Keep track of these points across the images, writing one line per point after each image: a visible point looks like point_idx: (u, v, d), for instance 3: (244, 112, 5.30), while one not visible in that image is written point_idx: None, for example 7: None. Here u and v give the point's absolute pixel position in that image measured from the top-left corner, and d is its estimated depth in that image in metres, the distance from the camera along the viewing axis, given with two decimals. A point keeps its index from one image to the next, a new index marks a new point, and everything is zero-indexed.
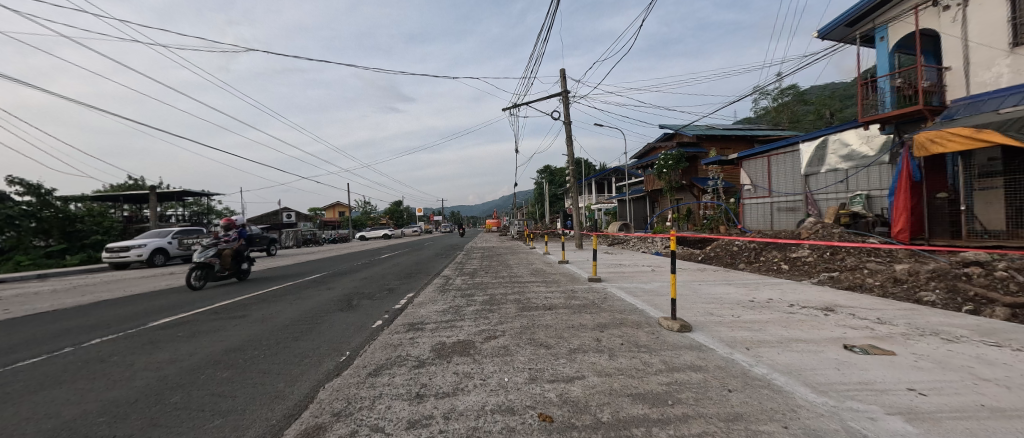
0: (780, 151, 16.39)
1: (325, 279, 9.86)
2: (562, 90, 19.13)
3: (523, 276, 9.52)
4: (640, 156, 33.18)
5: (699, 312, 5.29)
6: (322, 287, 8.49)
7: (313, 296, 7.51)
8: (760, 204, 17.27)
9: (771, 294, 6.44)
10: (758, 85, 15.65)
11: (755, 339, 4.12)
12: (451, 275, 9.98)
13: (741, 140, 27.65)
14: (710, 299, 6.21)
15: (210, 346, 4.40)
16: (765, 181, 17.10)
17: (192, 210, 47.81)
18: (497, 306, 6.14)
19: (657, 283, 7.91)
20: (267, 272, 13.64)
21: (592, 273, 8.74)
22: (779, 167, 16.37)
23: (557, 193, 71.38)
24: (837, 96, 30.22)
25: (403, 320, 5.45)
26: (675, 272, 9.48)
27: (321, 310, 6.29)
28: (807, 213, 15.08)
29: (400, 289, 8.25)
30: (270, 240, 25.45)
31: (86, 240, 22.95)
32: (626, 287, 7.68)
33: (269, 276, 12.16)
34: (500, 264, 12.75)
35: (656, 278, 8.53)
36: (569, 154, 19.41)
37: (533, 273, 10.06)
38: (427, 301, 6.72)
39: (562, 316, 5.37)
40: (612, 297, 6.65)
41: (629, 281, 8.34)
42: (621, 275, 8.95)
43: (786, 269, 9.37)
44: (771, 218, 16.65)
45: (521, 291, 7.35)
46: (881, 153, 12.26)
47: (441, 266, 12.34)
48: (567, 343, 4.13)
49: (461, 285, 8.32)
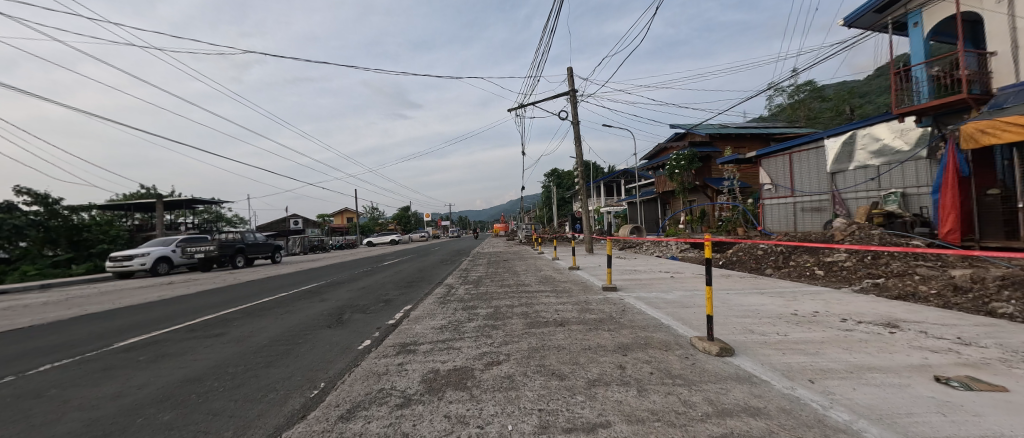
0: (802, 148, 15.48)
1: (321, 290, 9.27)
2: (569, 89, 18.50)
3: (531, 284, 8.82)
4: (650, 157, 32.28)
5: (737, 330, 4.51)
6: (316, 299, 7.90)
7: (303, 309, 6.90)
8: (782, 204, 16.33)
9: (814, 306, 5.63)
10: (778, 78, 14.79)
11: (817, 367, 3.34)
12: (454, 284, 9.34)
13: (756, 138, 26.62)
14: (745, 312, 5.43)
15: (168, 374, 3.78)
16: (786, 180, 16.17)
17: (202, 218, 48.23)
18: (502, 322, 5.44)
19: (680, 292, 7.14)
20: (267, 281, 13.15)
21: (605, 281, 8.01)
22: (802, 165, 15.44)
23: (565, 196, 70.60)
24: (857, 91, 29.04)
25: (395, 341, 4.77)
26: (697, 279, 8.68)
27: (307, 326, 5.67)
28: (835, 213, 14.08)
29: (398, 300, 7.60)
30: (275, 247, 25.11)
31: (93, 249, 22.90)
32: (645, 296, 6.92)
33: (266, 286, 11.65)
34: (507, 270, 12.05)
35: (677, 286, 7.75)
36: (578, 155, 18.72)
37: (542, 280, 9.36)
38: (425, 315, 6.06)
39: (576, 334, 4.64)
40: (631, 309, 5.90)
41: (648, 289, 7.59)
42: (638, 283, 8.19)
43: (821, 275, 8.51)
44: (794, 219, 15.67)
45: (528, 303, 6.66)
46: (917, 146, 11.54)
47: (444, 274, 11.66)
48: (584, 372, 3.41)
49: (463, 296, 7.64)
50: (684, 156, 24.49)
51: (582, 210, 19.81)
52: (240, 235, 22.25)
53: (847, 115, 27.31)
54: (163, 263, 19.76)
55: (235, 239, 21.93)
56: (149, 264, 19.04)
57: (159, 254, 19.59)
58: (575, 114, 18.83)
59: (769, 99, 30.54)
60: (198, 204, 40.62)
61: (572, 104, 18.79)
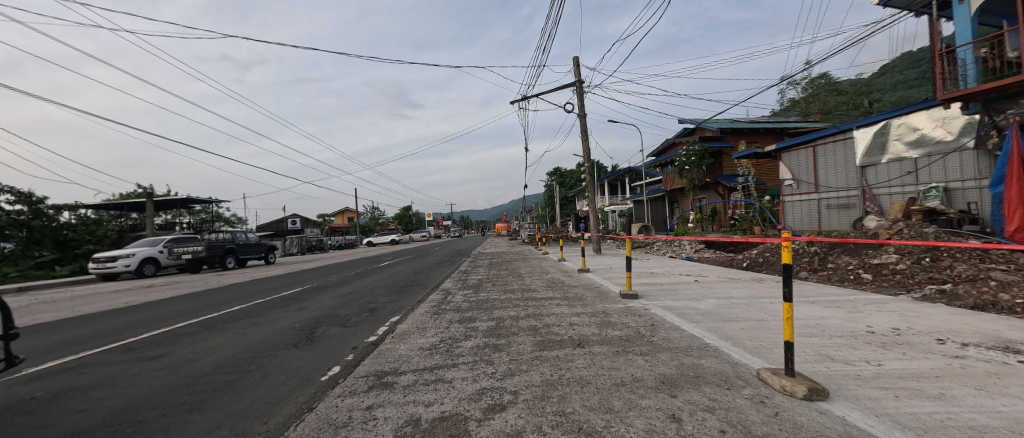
0: (827, 140, 14.35)
1: (303, 295, 8.22)
2: (576, 79, 17.45)
3: (537, 290, 7.84)
4: (658, 154, 31.12)
5: (812, 357, 3.47)
6: (292, 308, 6.85)
7: (274, 321, 5.86)
8: (805, 201, 15.24)
9: (889, 320, 4.60)
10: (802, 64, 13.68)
11: (966, 425, 2.29)
12: (451, 289, 8.38)
13: (770, 133, 25.46)
14: (807, 329, 4.38)
15: (49, 424, 2.75)
16: (808, 176, 15.10)
17: (200, 218, 47.51)
18: (507, 340, 4.41)
19: (713, 300, 6.14)
20: (253, 284, 12.17)
21: (624, 288, 6.96)
22: (827, 158, 14.35)
23: (568, 195, 69.61)
24: (874, 85, 27.92)
25: (369, 369, 3.70)
26: (724, 283, 7.68)
27: (270, 344, 4.64)
28: (865, 210, 13.01)
29: (385, 309, 6.59)
30: (269, 247, 24.16)
31: (79, 250, 22.01)
32: (675, 305, 5.92)
33: (251, 289, 10.68)
34: (510, 273, 11.05)
35: (708, 293, 6.70)
36: (585, 150, 17.65)
37: (550, 285, 8.39)
38: (413, 331, 5.02)
39: (601, 361, 3.61)
40: (663, 324, 4.86)
41: (674, 296, 6.59)
42: (660, 289, 7.21)
43: (870, 280, 7.42)
44: (819, 217, 14.60)
45: (537, 313, 5.66)
46: (963, 135, 10.46)
47: (441, 277, 10.62)
48: (624, 429, 2.37)
49: (461, 305, 6.63)
50: (695, 152, 23.46)
51: (589, 208, 18.75)
52: (231, 235, 21.23)
53: (865, 109, 26.16)
54: (149, 265, 18.96)
55: (226, 240, 20.90)
56: (135, 265, 18.19)
57: (145, 255, 18.73)
58: (582, 106, 17.80)
59: (781, 93, 29.46)
60: (194, 203, 39.76)
61: (578, 96, 17.74)
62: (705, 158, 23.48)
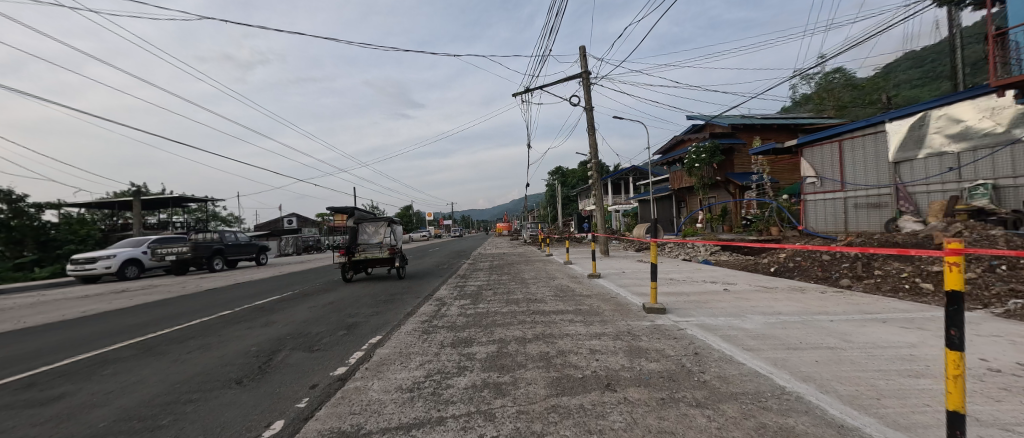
0: (855, 134, 13.25)
1: (278, 306, 7.16)
2: (583, 70, 16.38)
3: (546, 301, 6.80)
4: (665, 151, 29.99)
5: (950, 417, 2.44)
6: (257, 323, 5.80)
7: (228, 343, 4.79)
8: (828, 200, 14.18)
9: (1004, 350, 3.59)
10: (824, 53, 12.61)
11: None
12: (447, 299, 7.37)
13: (784, 129, 24.33)
14: (915, 366, 3.30)
15: None
16: (833, 173, 14.01)
17: (195, 218, 46.57)
18: (513, 378, 3.36)
19: (759, 317, 5.09)
20: (236, 288, 11.14)
21: (647, 300, 5.90)
22: (855, 154, 13.25)
23: (570, 195, 68.66)
24: (892, 79, 26.77)
25: (321, 430, 2.62)
26: (761, 294, 6.64)
27: (207, 380, 3.58)
28: (898, 210, 11.95)
29: (365, 325, 5.58)
30: (261, 248, 23.13)
31: (61, 250, 20.95)
32: (715, 323, 4.87)
33: (233, 295, 9.64)
34: (514, 278, 10.04)
35: (748, 307, 5.68)
36: (592, 146, 16.57)
37: (558, 294, 7.35)
38: (394, 362, 3.92)
39: (645, 418, 2.56)
40: (709, 352, 3.80)
41: (711, 310, 5.54)
42: (690, 301, 6.16)
43: (932, 292, 6.32)
44: (844, 218, 13.53)
45: (548, 334, 4.62)
46: (1015, 127, 9.36)
47: (436, 283, 9.56)
48: None
49: (455, 321, 5.60)
50: (705, 149, 22.43)
51: (596, 206, 17.65)
52: (219, 235, 20.14)
53: (884, 105, 24.98)
54: (131, 267, 17.95)
55: (214, 239, 19.85)
56: (116, 267, 17.21)
57: (127, 257, 17.73)
58: (589, 99, 16.74)
59: (794, 88, 28.37)
60: (189, 203, 38.80)
61: (585, 89, 16.69)
62: (716, 155, 22.47)
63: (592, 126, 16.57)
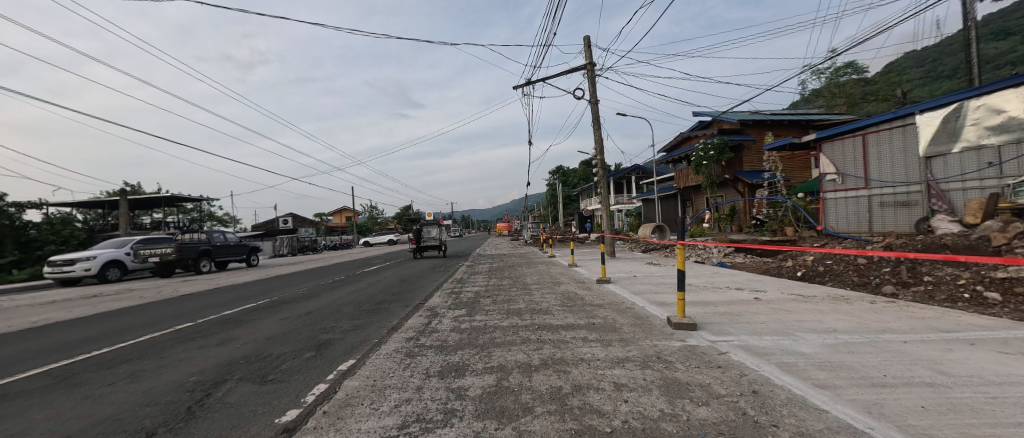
0: (881, 127, 12.32)
1: (246, 318, 6.25)
2: (587, 61, 15.46)
3: (552, 312, 5.91)
4: (670, 149, 29.08)
5: None
6: (214, 340, 4.90)
7: (166, 370, 3.88)
8: (849, 198, 13.29)
9: None
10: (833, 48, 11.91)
11: None
12: (439, 309, 6.50)
13: (795, 125, 23.42)
14: None
15: None
16: (856, 169, 13.08)
17: (189, 218, 45.66)
18: (517, 434, 2.43)
19: (814, 337, 4.19)
20: (213, 293, 10.28)
21: (673, 314, 5.02)
22: (881, 148, 12.33)
23: (571, 195, 67.82)
24: (907, 73, 25.76)
25: None
26: (800, 305, 5.75)
27: (110, 432, 2.67)
28: (930, 209, 11.05)
29: (340, 344, 4.67)
30: (252, 248, 22.26)
31: (42, 252, 20.07)
32: (763, 346, 3.96)
33: (206, 302, 8.77)
34: (515, 284, 9.15)
35: (793, 323, 4.79)
36: (597, 142, 15.64)
37: (565, 304, 6.46)
38: (363, 403, 3.00)
39: None
40: (771, 390, 2.91)
41: (752, 327, 4.63)
42: (723, 315, 5.27)
43: (1002, 303, 5.42)
44: (868, 217, 12.62)
45: (560, 360, 3.75)
46: None
47: (430, 289, 8.72)
48: None
49: (446, 339, 4.71)
50: (714, 146, 21.63)
51: (602, 206, 16.73)
52: (206, 235, 19.22)
53: (898, 100, 24.09)
54: (113, 268, 17.15)
55: (201, 240, 18.88)
56: (96, 269, 16.36)
57: (108, 258, 16.90)
58: (593, 92, 15.85)
59: (804, 84, 27.42)
60: (183, 203, 38.08)
61: (590, 81, 15.77)
62: (725, 152, 21.64)
63: (596, 120, 15.70)
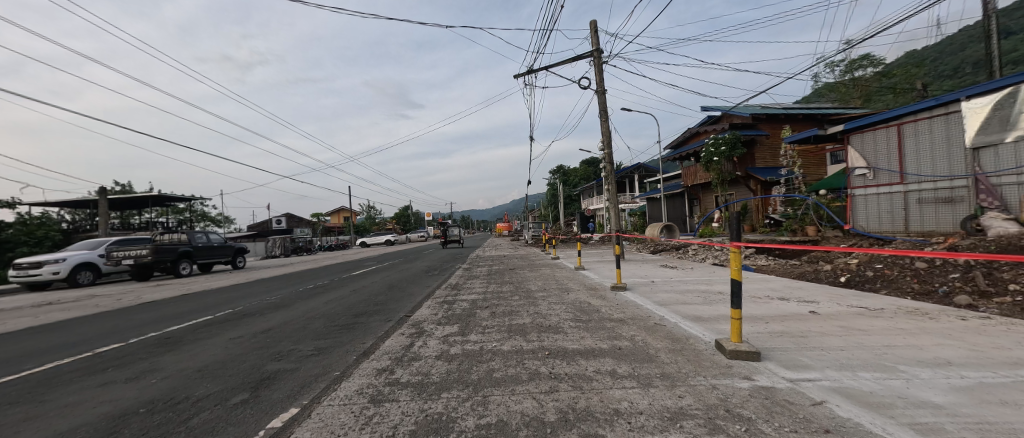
0: (920, 116, 11.15)
1: (188, 338, 5.08)
2: (593, 48, 14.31)
3: (564, 330, 4.77)
4: (677, 145, 27.96)
5: None
6: (127, 374, 3.73)
7: (24, 429, 2.72)
8: (883, 194, 12.15)
9: None
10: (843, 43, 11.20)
11: None
12: (427, 325, 5.37)
13: (810, 120, 22.26)
14: None
15: None
16: (890, 162, 11.92)
17: (180, 219, 44.50)
18: None
19: (931, 376, 3.02)
20: (178, 301, 9.12)
21: (726, 338, 3.83)
22: (919, 139, 11.17)
23: (572, 194, 66.82)
24: (926, 66, 24.57)
25: None
26: (874, 322, 4.61)
27: None
28: (978, 206, 9.87)
29: (288, 379, 3.54)
30: (238, 250, 21.12)
31: (11, 253, 18.79)
32: (871, 391, 2.80)
33: (164, 311, 7.64)
34: (516, 291, 8.04)
35: (884, 351, 3.62)
36: (604, 135, 14.50)
37: (578, 319, 5.32)
38: None
39: None
40: None
41: (836, 357, 3.46)
42: (784, 338, 4.13)
43: None
44: (904, 215, 11.50)
45: (583, 415, 2.60)
46: None
47: (419, 297, 7.59)
48: None
49: (427, 373, 3.55)
50: (725, 141, 20.56)
51: (610, 203, 15.39)
52: (187, 236, 18.05)
53: (916, 94, 23.04)
54: (84, 271, 16.01)
55: (181, 241, 17.77)
56: (65, 273, 15.24)
57: (79, 261, 15.80)
58: (600, 82, 14.73)
59: (817, 77, 26.24)
60: (172, 203, 36.93)
61: (597, 69, 14.62)
62: (737, 147, 20.57)
63: (604, 112, 14.58)
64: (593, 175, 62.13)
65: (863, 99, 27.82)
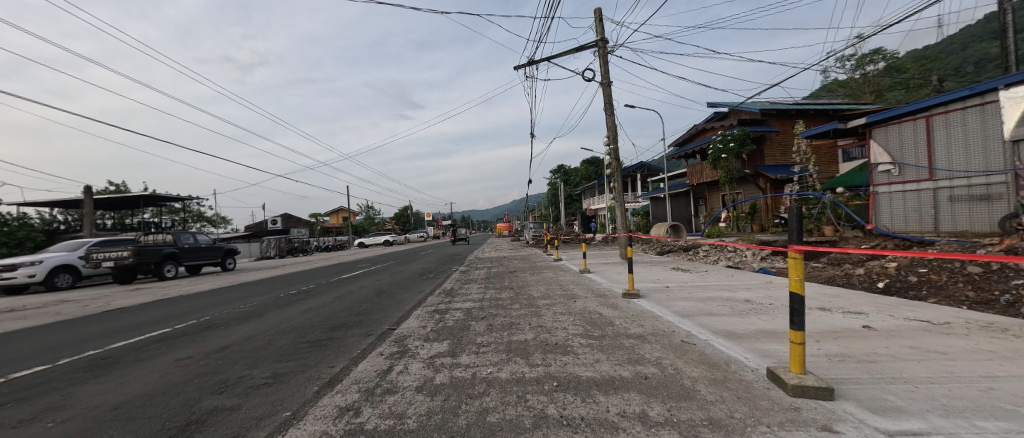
0: (953, 107, 10.32)
1: (128, 359, 4.28)
2: (598, 37, 13.52)
3: (575, 351, 3.96)
4: (682, 143, 27.12)
5: None
6: (19, 416, 2.91)
7: None
8: (910, 191, 11.34)
9: None
10: (857, 36, 10.64)
11: None
12: (412, 342, 4.57)
13: (821, 115, 21.42)
14: None
15: None
16: (918, 157, 11.10)
17: (176, 219, 43.67)
18: None
19: None
20: (148, 308, 8.34)
21: (786, 367, 2.97)
22: (952, 132, 10.35)
23: (573, 194, 65.96)
24: (941, 60, 23.69)
25: None
26: (951, 342, 3.80)
27: None
28: (1019, 204, 8.99)
29: (219, 423, 2.73)
30: (228, 252, 20.34)
31: None
32: None
33: (124, 320, 6.84)
34: (516, 298, 7.22)
35: (991, 387, 2.80)
36: (610, 129, 13.69)
37: (589, 335, 4.52)
38: None
39: None
40: None
41: (937, 399, 2.63)
42: (849, 364, 3.33)
43: None
44: (934, 214, 10.69)
45: None
46: None
47: (409, 306, 6.79)
48: None
49: (398, 417, 2.72)
50: (734, 137, 19.76)
51: (615, 201, 14.54)
52: (172, 237, 17.27)
53: (931, 88, 22.23)
54: (62, 274, 15.24)
55: (164, 243, 16.96)
56: (42, 276, 14.44)
57: (57, 263, 15.02)
58: (605, 74, 13.95)
59: (827, 72, 25.40)
60: (165, 203, 36.05)
61: (601, 61, 13.84)
62: (746, 144, 19.73)
63: (609, 105, 13.78)
64: (594, 175, 61.33)
65: (875, 95, 26.99)
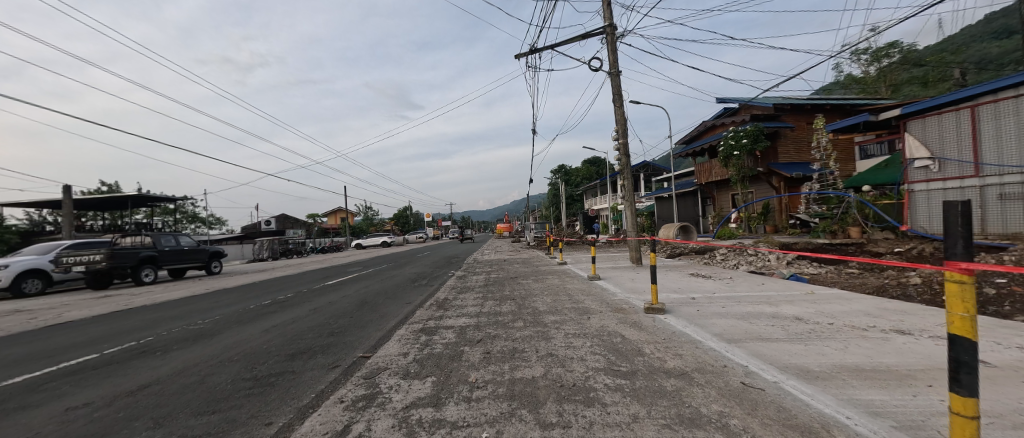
0: (1006, 95, 9.28)
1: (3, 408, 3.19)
2: (606, 23, 12.50)
3: (602, 400, 2.90)
4: (690, 140, 26.04)
5: None
6: None
7: None
8: (952, 190, 10.28)
9: None
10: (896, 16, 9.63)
11: None
12: (384, 381, 3.48)
13: (838, 110, 20.36)
14: None
15: None
16: (962, 152, 10.06)
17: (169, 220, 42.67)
18: None
19: None
20: (97, 322, 7.25)
21: None
22: (1004, 123, 9.30)
23: (575, 193, 64.79)
24: (962, 53, 22.64)
25: None
26: None
27: None
28: None
29: None
30: (213, 254, 19.27)
31: None
32: None
33: (55, 340, 5.76)
34: (518, 313, 6.14)
35: None
36: (619, 122, 12.66)
37: (616, 372, 3.45)
38: None
39: None
40: None
41: None
42: (1008, 434, 2.27)
43: None
44: (981, 214, 9.67)
45: None
46: None
47: (392, 324, 5.69)
48: None
49: None
50: (747, 133, 18.69)
51: (625, 200, 13.46)
52: (152, 239, 16.21)
53: (953, 82, 21.15)
54: (30, 279, 14.17)
55: (142, 245, 15.90)
56: (6, 281, 13.39)
57: (24, 268, 13.95)
58: (614, 63, 12.91)
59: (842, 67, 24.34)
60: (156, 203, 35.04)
61: (610, 48, 12.81)
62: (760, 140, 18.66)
63: (619, 96, 12.75)
64: (596, 174, 60.26)
65: (891, 90, 25.88)
